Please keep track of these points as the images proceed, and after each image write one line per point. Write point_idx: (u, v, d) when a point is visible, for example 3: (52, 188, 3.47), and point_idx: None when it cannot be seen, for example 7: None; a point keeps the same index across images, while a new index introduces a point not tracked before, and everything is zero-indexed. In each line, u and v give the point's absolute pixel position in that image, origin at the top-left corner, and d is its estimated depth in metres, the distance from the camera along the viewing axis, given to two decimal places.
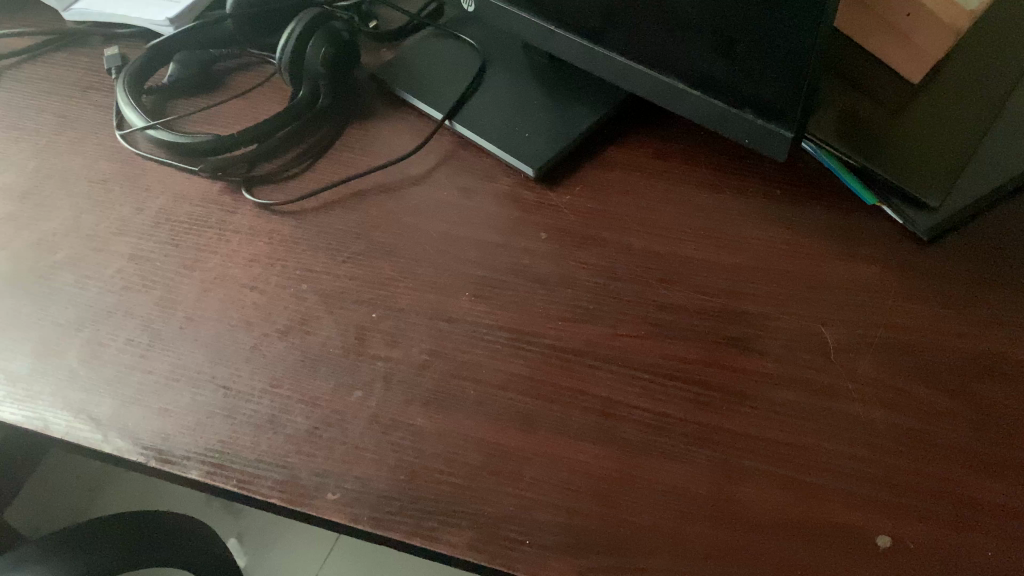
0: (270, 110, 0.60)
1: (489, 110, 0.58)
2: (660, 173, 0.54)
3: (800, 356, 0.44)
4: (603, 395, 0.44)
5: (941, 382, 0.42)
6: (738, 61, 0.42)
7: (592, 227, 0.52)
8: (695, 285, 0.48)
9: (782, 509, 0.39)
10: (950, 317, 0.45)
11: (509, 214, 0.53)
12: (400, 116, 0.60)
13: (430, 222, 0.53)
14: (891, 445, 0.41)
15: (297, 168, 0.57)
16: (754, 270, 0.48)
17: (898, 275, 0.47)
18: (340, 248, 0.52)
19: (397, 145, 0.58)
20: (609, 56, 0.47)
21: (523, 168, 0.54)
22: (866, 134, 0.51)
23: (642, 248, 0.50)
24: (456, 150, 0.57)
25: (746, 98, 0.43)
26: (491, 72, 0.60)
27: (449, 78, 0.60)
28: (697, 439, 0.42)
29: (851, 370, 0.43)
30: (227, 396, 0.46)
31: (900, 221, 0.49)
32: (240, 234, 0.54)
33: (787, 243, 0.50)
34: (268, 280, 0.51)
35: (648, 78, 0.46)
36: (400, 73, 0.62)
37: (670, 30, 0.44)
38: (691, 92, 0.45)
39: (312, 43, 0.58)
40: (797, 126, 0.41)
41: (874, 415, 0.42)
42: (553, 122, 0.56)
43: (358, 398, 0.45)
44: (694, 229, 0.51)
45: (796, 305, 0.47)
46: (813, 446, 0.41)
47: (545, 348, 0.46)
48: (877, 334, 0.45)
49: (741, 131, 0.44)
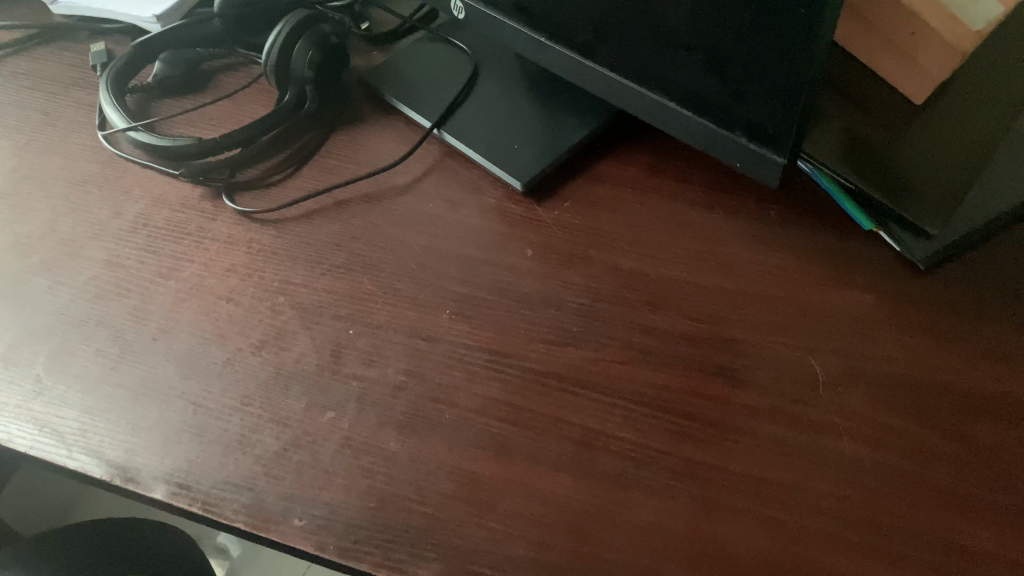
0: (256, 114, 0.58)
1: (479, 119, 0.56)
2: (652, 189, 0.53)
3: (787, 388, 0.43)
4: (583, 424, 0.42)
5: (932, 421, 0.41)
6: (728, 83, 0.40)
7: (580, 245, 0.50)
8: (682, 310, 0.47)
9: (762, 550, 0.37)
10: (945, 353, 0.43)
11: (495, 228, 0.52)
12: (389, 122, 0.59)
13: (413, 236, 0.52)
14: (877, 485, 0.39)
15: (280, 175, 0.56)
16: (744, 296, 0.47)
17: (893, 305, 0.45)
18: (320, 260, 0.51)
19: (384, 152, 0.57)
20: (600, 71, 0.46)
21: (511, 182, 0.53)
22: (866, 156, 0.49)
23: (630, 269, 0.49)
24: (444, 160, 0.56)
25: (737, 121, 0.41)
26: (483, 79, 0.59)
27: (439, 85, 0.59)
28: (677, 474, 0.40)
29: (841, 405, 0.42)
30: (197, 413, 0.44)
31: (898, 248, 0.48)
32: (219, 242, 0.52)
33: (780, 267, 0.48)
34: (245, 292, 0.50)
35: (639, 95, 0.44)
36: (389, 78, 0.60)
37: (660, 48, 0.42)
38: (682, 111, 0.43)
39: (298, 47, 0.56)
40: (789, 151, 0.40)
41: (862, 454, 0.40)
42: (543, 134, 0.54)
43: (331, 420, 0.43)
44: (685, 249, 0.49)
45: (786, 333, 0.45)
46: (798, 486, 0.39)
47: (525, 372, 0.45)
48: (867, 367, 0.43)
49: (733, 154, 0.42)
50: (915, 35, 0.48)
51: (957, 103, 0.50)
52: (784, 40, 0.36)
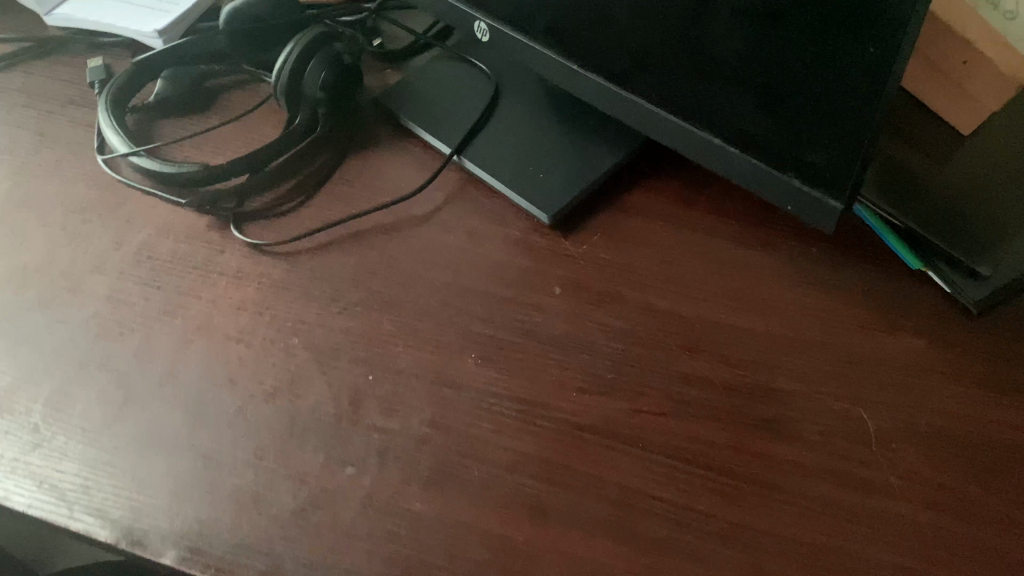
0: (265, 138, 0.55)
1: (502, 145, 0.53)
2: (685, 222, 0.50)
3: (837, 444, 0.40)
4: (622, 483, 0.40)
5: (993, 482, 0.39)
6: (783, 120, 0.38)
7: (611, 283, 0.48)
8: (723, 356, 0.44)
9: None
10: (1003, 408, 0.41)
11: (520, 263, 0.49)
12: (405, 146, 0.56)
13: (434, 271, 0.49)
14: (938, 552, 0.37)
15: (291, 203, 0.53)
16: (788, 341, 0.44)
17: (946, 353, 0.43)
18: (335, 297, 0.48)
19: (400, 179, 0.54)
20: (636, 101, 0.43)
21: (537, 213, 0.50)
22: (913, 190, 0.46)
23: (665, 310, 0.46)
24: (464, 188, 0.53)
25: (789, 160, 0.38)
26: (504, 102, 0.56)
27: (458, 107, 0.56)
28: (724, 539, 0.38)
29: (895, 463, 0.40)
30: (207, 466, 0.41)
31: (948, 290, 0.45)
32: (228, 277, 0.49)
33: (824, 310, 0.45)
34: (256, 332, 0.47)
35: (679, 128, 0.42)
36: (405, 98, 0.57)
37: (708, 81, 0.39)
38: (726, 147, 0.40)
39: (311, 67, 0.53)
40: (849, 196, 0.37)
41: (921, 517, 0.38)
42: (569, 162, 0.52)
43: (351, 476, 0.41)
44: (722, 289, 0.47)
45: (833, 384, 0.43)
46: (853, 551, 0.37)
47: (557, 424, 0.42)
48: (921, 422, 0.41)
49: (781, 194, 0.39)
50: (966, 63, 0.46)
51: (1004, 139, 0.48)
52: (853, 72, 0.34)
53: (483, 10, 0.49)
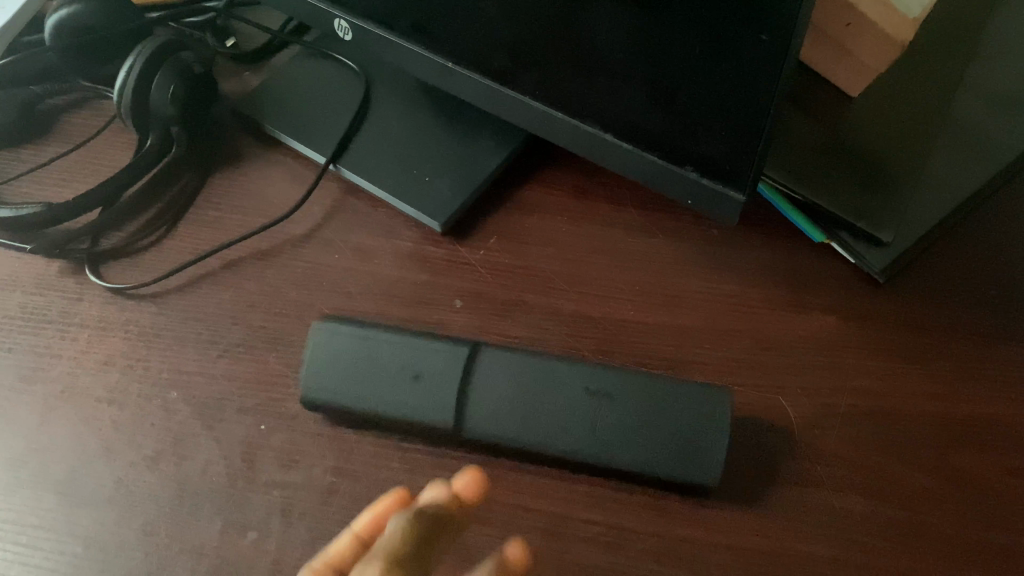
0: (117, 163, 0.51)
1: (379, 151, 0.49)
2: (585, 217, 0.47)
3: (762, 438, 0.39)
4: (549, 511, 0.38)
5: (917, 457, 0.39)
6: (676, 115, 0.36)
7: (513, 288, 0.45)
8: (637, 355, 0.42)
9: (779, 515, 0.37)
10: (918, 378, 0.41)
11: (414, 279, 0.45)
12: (276, 159, 0.51)
13: (323, 298, 0.45)
14: (882, 533, 0.37)
15: (152, 237, 0.48)
16: (705, 333, 0.43)
17: (856, 330, 0.42)
18: (214, 338, 0.44)
19: (276, 197, 0.49)
20: (522, 99, 0.40)
21: (317, 155, 0.50)
22: (811, 166, 0.45)
23: (571, 313, 0.44)
24: (345, 200, 0.49)
25: (686, 155, 0.36)
26: (378, 104, 0.52)
27: (329, 111, 0.52)
28: (655, 511, 0.38)
29: (820, 450, 0.39)
30: (87, 555, 0.37)
31: (853, 261, 0.44)
32: (89, 328, 0.44)
33: (733, 296, 0.44)
34: (128, 390, 0.42)
35: (568, 127, 0.39)
36: (267, 105, 0.52)
37: (593, 76, 0.37)
38: (622, 145, 0.38)
39: (156, 82, 0.48)
40: (751, 188, 0.35)
41: (850, 505, 0.37)
42: (455, 162, 0.48)
43: (253, 541, 0.37)
44: (628, 282, 0.45)
45: (752, 373, 0.41)
46: (810, 508, 0.37)
47: (471, 454, 0.39)
48: (844, 403, 0.40)
49: (683, 191, 0.37)
50: (851, 26, 0.44)
51: (909, 85, 0.48)
52: (747, 55, 0.33)
53: (341, 6, 0.46)
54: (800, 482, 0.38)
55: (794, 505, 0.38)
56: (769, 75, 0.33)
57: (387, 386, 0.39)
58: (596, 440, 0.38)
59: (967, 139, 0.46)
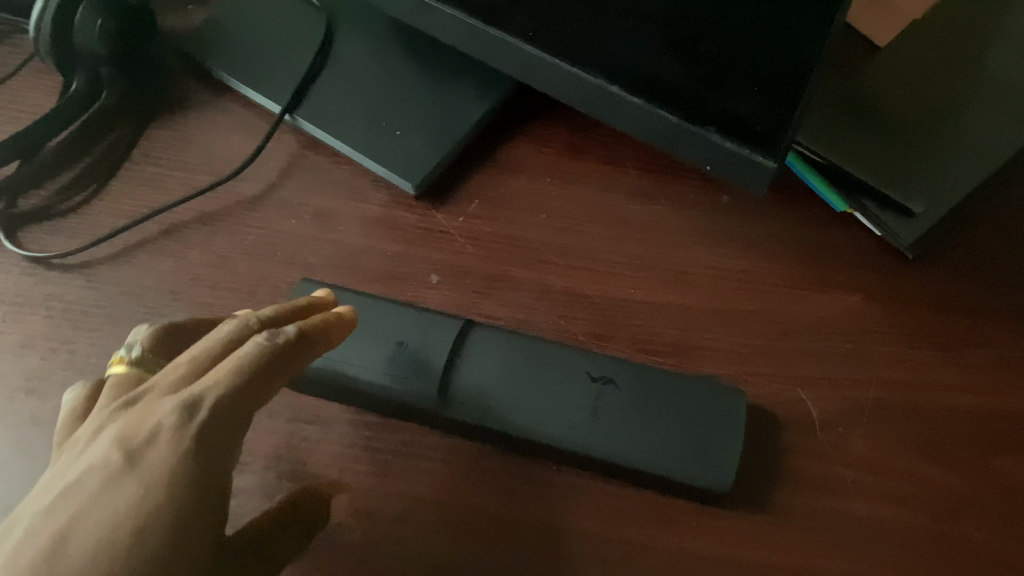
0: (38, 110, 0.44)
1: (343, 100, 0.43)
2: (578, 180, 0.42)
3: (780, 436, 0.35)
4: (539, 522, 0.33)
5: (952, 458, 0.34)
6: (699, 65, 0.30)
7: (497, 261, 0.39)
8: (637, 340, 0.37)
9: (797, 525, 0.33)
10: (952, 367, 0.36)
11: (384, 249, 0.40)
12: (225, 106, 0.45)
13: (279, 270, 0.39)
14: (916, 547, 0.32)
15: (79, 196, 0.41)
16: (715, 314, 0.38)
17: (884, 313, 0.38)
18: (152, 316, 0.38)
19: (224, 152, 0.43)
20: (512, 42, 0.35)
21: (272, 105, 0.43)
22: (835, 126, 0.40)
23: (563, 291, 0.39)
24: (304, 155, 0.43)
25: (708, 112, 0.31)
26: (341, 46, 0.45)
27: (285, 53, 0.45)
28: (660, 522, 0.33)
29: (844, 451, 0.34)
30: None
31: (879, 233, 0.39)
32: (7, 305, 0.38)
33: (746, 271, 0.39)
34: (52, 378, 0.36)
35: (568, 77, 0.34)
36: (214, 45, 0.46)
37: (600, 18, 0.31)
38: (631, 99, 0.33)
39: (80, 14, 0.41)
40: (785, 153, 0.30)
41: (877, 514, 0.33)
42: (429, 113, 0.42)
43: None
44: (628, 255, 0.39)
45: (768, 362, 0.37)
46: (833, 516, 0.33)
47: (450, 455, 0.35)
48: (871, 397, 0.36)
49: (699, 153, 0.32)
50: None
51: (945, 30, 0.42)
52: None
53: None
54: (822, 487, 0.34)
55: (816, 515, 0.33)
56: (815, 22, 0.27)
57: (368, 356, 0.35)
58: (594, 427, 0.33)
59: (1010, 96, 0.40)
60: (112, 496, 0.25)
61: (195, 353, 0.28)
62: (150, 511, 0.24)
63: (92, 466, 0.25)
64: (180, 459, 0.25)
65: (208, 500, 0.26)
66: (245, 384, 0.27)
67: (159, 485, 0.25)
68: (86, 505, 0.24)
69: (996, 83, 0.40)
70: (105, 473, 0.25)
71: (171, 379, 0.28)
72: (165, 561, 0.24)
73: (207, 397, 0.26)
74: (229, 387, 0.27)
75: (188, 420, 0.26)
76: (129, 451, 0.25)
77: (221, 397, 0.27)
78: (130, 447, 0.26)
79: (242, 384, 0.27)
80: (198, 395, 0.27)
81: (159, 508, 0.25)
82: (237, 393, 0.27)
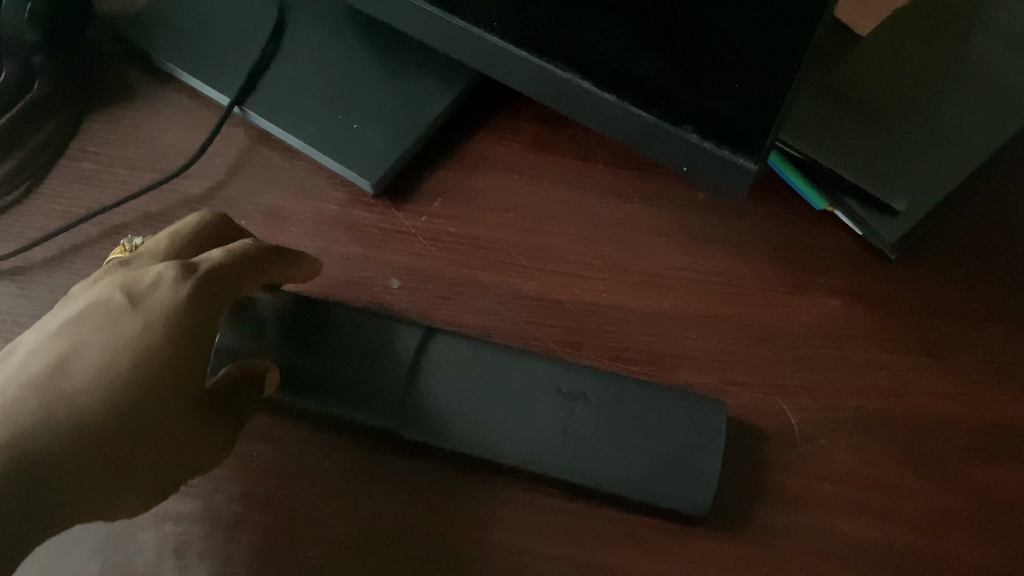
0: None
1: (296, 91, 0.40)
2: (546, 176, 0.39)
3: (760, 449, 0.33)
4: (508, 545, 0.31)
5: (938, 471, 0.33)
6: (676, 61, 0.28)
7: (461, 264, 0.37)
8: (610, 348, 0.35)
9: (777, 543, 0.31)
10: (937, 374, 0.35)
11: (342, 251, 0.37)
12: (168, 98, 0.42)
13: None
14: (900, 565, 0.31)
15: (10, 196, 0.38)
16: (691, 318, 0.36)
17: (865, 316, 0.36)
18: None
19: (169, 147, 0.40)
20: (475, 33, 0.32)
21: (220, 96, 0.41)
22: (815, 119, 0.38)
23: (532, 295, 0.36)
24: (255, 150, 0.40)
25: (684, 110, 0.29)
26: (294, 33, 0.43)
27: (233, 40, 0.42)
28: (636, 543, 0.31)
29: (826, 464, 0.33)
30: None
31: (860, 232, 0.38)
32: None
33: (722, 273, 0.37)
34: None
35: (535, 70, 0.32)
36: (156, 31, 0.43)
37: (568, 8, 0.29)
38: (603, 95, 0.31)
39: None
40: (766, 154, 0.28)
41: (861, 531, 0.32)
42: (389, 105, 0.40)
43: None
44: (600, 257, 0.38)
45: (746, 369, 0.35)
46: (814, 533, 0.32)
47: (413, 474, 0.32)
48: (854, 406, 0.34)
49: (675, 153, 0.31)
50: None
51: (928, 18, 0.40)
52: None
53: None
54: (802, 503, 0.32)
55: (796, 533, 0.32)
56: (801, 32, 0.25)
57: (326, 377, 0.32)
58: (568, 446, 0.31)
59: (996, 89, 0.38)
60: (114, 328, 0.28)
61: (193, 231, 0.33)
62: (149, 334, 0.28)
63: (97, 300, 0.28)
64: (179, 300, 0.28)
65: (202, 335, 0.29)
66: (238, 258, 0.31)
67: (155, 320, 0.28)
68: (91, 333, 0.27)
69: (980, 75, 0.39)
70: (111, 307, 0.28)
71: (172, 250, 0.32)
72: (154, 380, 0.27)
73: (205, 262, 0.30)
74: (224, 261, 0.31)
75: (188, 274, 0.29)
76: (132, 293, 0.29)
77: (217, 262, 0.30)
78: (132, 290, 0.29)
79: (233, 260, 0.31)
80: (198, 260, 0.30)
81: (156, 340, 0.28)
82: (229, 266, 0.31)
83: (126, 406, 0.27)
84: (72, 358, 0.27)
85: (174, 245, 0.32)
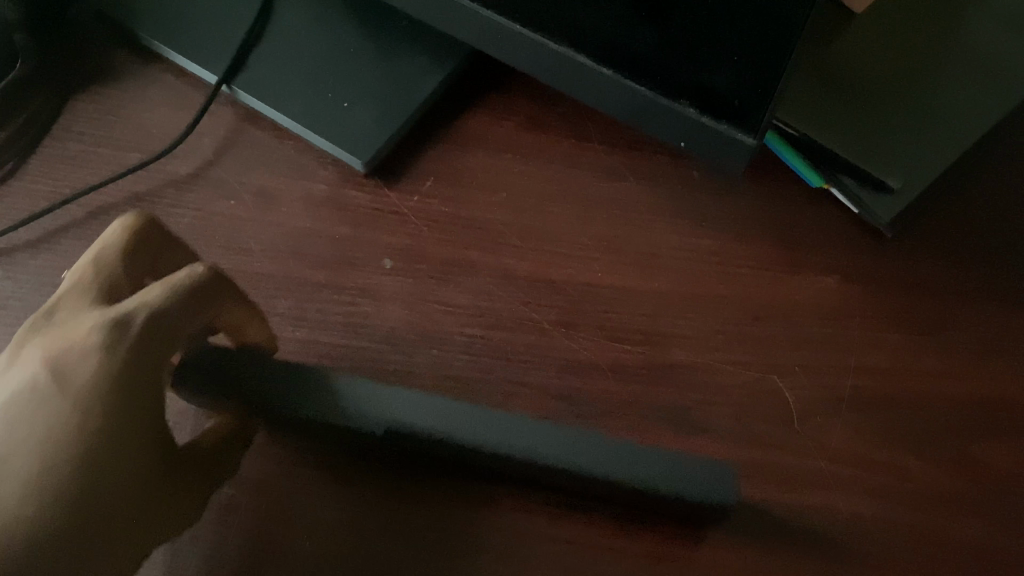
0: None
1: (285, 70, 0.40)
2: (539, 155, 0.39)
3: (756, 429, 0.33)
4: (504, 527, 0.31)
5: (934, 449, 0.33)
6: (672, 32, 0.28)
7: (454, 244, 0.37)
8: (604, 328, 0.35)
9: (773, 522, 0.31)
10: (933, 353, 0.34)
11: (332, 231, 0.37)
12: (154, 76, 0.41)
13: (216, 255, 0.36)
14: (897, 544, 0.31)
15: None
16: (686, 298, 0.36)
17: (860, 295, 0.36)
18: None
19: (155, 126, 0.40)
20: (468, 6, 0.32)
21: (208, 75, 0.40)
22: (810, 98, 0.38)
23: (525, 276, 0.36)
24: (243, 130, 0.39)
25: (682, 84, 0.29)
26: (282, 10, 0.42)
27: (220, 17, 0.42)
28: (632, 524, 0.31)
29: (822, 443, 0.33)
30: None
31: (855, 210, 0.37)
32: None
33: (717, 252, 0.37)
34: None
35: (529, 44, 0.31)
36: (141, 9, 0.42)
37: None
38: (598, 69, 0.30)
39: None
40: (765, 129, 0.28)
41: (857, 510, 0.31)
42: (380, 84, 0.39)
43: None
44: (594, 236, 0.37)
45: (741, 349, 0.35)
46: (810, 511, 0.31)
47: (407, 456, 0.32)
48: (850, 385, 0.34)
49: (672, 129, 0.30)
50: None
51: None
52: None
53: None
54: (799, 482, 0.32)
55: (792, 512, 0.31)
56: None
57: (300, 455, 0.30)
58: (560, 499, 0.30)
59: (989, 68, 0.38)
60: (45, 413, 0.27)
61: (121, 251, 0.31)
62: (85, 413, 0.27)
63: (25, 382, 0.28)
64: (108, 363, 0.28)
65: (146, 397, 0.29)
66: (173, 308, 0.29)
67: (84, 394, 0.28)
68: (21, 419, 0.27)
69: (974, 53, 0.39)
70: (36, 393, 0.28)
71: (101, 282, 0.30)
72: (101, 462, 0.27)
73: (135, 317, 0.29)
74: (161, 306, 0.29)
75: (122, 334, 0.29)
76: (58, 369, 0.28)
77: (147, 318, 0.29)
78: (58, 363, 0.28)
79: (164, 316, 0.29)
80: (128, 315, 0.29)
81: (91, 415, 0.27)
82: (157, 322, 0.29)
83: (81, 519, 0.27)
84: (11, 464, 0.27)
85: (103, 276, 0.30)
